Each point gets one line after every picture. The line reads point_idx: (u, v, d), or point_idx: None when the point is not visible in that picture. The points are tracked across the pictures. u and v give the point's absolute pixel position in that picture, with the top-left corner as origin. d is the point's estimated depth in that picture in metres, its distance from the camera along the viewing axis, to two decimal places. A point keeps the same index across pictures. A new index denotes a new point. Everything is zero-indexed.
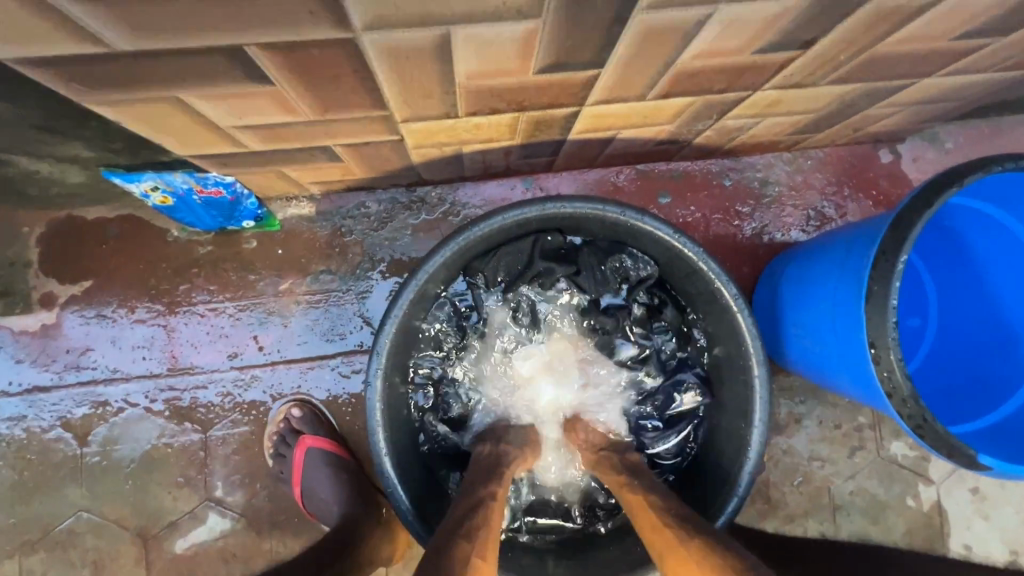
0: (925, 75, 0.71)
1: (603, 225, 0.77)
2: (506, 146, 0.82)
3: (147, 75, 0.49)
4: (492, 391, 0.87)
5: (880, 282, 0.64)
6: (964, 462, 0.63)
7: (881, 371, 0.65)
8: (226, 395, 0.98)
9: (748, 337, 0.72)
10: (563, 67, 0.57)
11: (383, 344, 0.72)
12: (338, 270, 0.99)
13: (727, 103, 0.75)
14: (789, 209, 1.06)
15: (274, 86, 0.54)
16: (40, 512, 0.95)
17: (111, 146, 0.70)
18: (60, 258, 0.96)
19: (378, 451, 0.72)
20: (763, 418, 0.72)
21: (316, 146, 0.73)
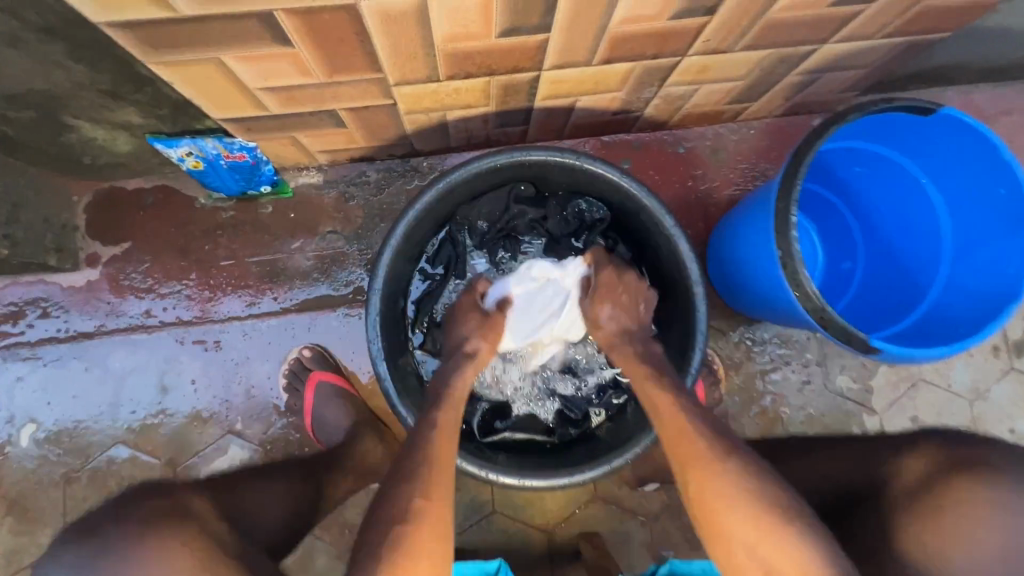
0: (822, 40, 0.87)
1: (563, 172, 0.92)
2: (483, 112, 0.98)
3: (200, 37, 0.66)
4: None
5: (784, 203, 0.79)
6: (861, 346, 0.77)
7: (789, 276, 0.79)
8: (246, 340, 1.12)
9: (687, 260, 0.87)
10: (518, 31, 0.73)
11: (381, 271, 0.86)
12: (343, 230, 1.15)
13: (662, 69, 0.91)
14: (736, 172, 1.21)
15: (295, 48, 0.70)
16: (83, 445, 1.08)
17: (159, 112, 0.86)
18: (103, 223, 1.11)
19: (379, 361, 0.84)
20: (703, 329, 0.86)
21: (325, 110, 0.89)
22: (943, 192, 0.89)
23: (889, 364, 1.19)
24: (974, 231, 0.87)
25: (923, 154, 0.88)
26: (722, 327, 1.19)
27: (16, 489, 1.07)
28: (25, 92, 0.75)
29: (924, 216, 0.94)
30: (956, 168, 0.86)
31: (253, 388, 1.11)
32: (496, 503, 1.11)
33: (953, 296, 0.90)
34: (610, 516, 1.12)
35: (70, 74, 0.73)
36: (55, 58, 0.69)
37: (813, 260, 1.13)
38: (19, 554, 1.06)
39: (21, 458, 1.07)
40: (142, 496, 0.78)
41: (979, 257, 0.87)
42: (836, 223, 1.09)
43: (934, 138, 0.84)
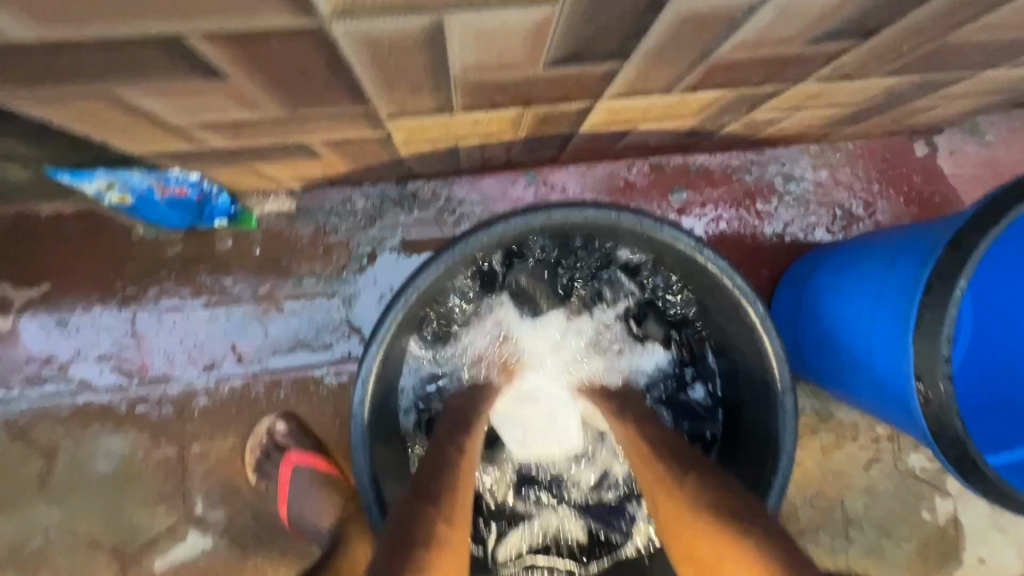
0: (989, 66, 0.62)
1: (616, 234, 0.69)
2: (508, 141, 0.73)
3: (69, 69, 0.40)
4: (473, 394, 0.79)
5: (931, 311, 0.57)
6: (1014, 507, 0.57)
7: (930, 411, 0.58)
8: (204, 407, 0.90)
9: (775, 363, 0.66)
10: (578, 60, 0.48)
11: (371, 369, 0.64)
12: (322, 272, 0.91)
13: (760, 96, 0.66)
14: (814, 206, 0.97)
15: (232, 82, 0.45)
16: (5, 535, 0.88)
17: (52, 143, 0.60)
18: (15, 259, 0.87)
19: (366, 489, 0.63)
20: (791, 459, 0.65)
21: (290, 144, 0.63)
22: None
23: None
24: None
25: None
26: None
27: None
28: None
29: None
30: None
31: (215, 467, 0.91)
32: None
33: None
34: None
35: None
36: None
37: None
38: None
39: None
40: None
41: None
42: None
43: None
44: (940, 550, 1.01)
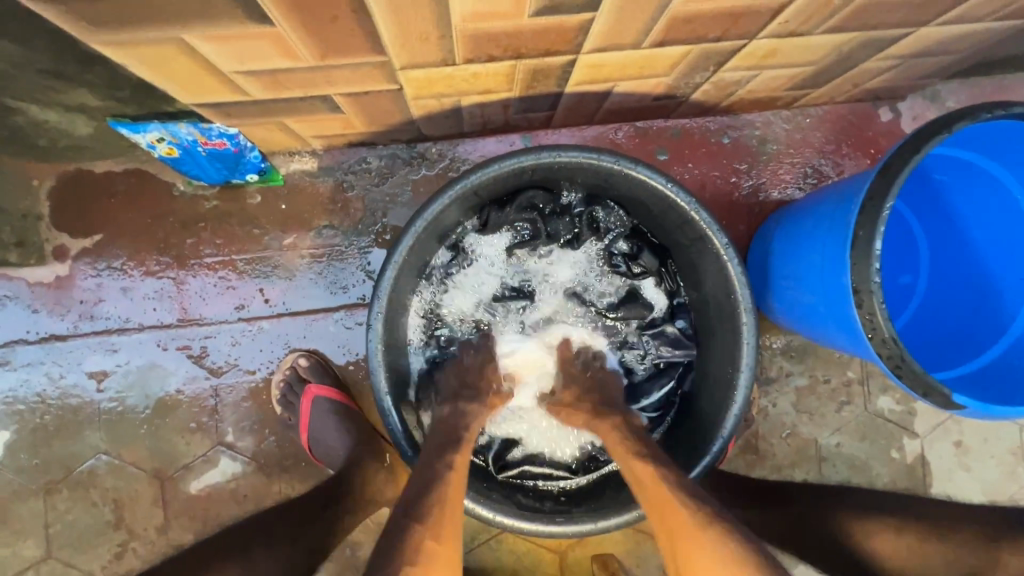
0: (921, 23, 0.72)
1: (597, 175, 0.79)
2: (504, 98, 0.83)
3: (152, 13, 0.51)
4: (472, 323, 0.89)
5: (864, 230, 0.66)
6: (940, 400, 0.66)
7: (864, 317, 0.67)
8: (235, 345, 1.01)
9: (736, 285, 0.75)
10: (557, 11, 0.58)
11: (384, 291, 0.75)
12: (341, 225, 1.02)
13: (722, 53, 0.76)
14: (786, 167, 1.06)
15: (276, 28, 0.55)
16: (60, 457, 1.00)
17: (119, 95, 0.72)
18: (72, 211, 0.99)
19: (381, 392, 0.74)
20: (750, 367, 0.75)
21: (317, 95, 0.74)
22: None
23: None
24: None
25: None
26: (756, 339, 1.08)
27: None
28: None
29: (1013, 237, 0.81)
30: None
31: (245, 399, 1.01)
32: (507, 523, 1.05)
33: None
34: (626, 538, 1.06)
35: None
36: None
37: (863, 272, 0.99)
38: None
39: None
40: None
41: None
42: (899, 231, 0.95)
43: None
44: (908, 487, 1.09)
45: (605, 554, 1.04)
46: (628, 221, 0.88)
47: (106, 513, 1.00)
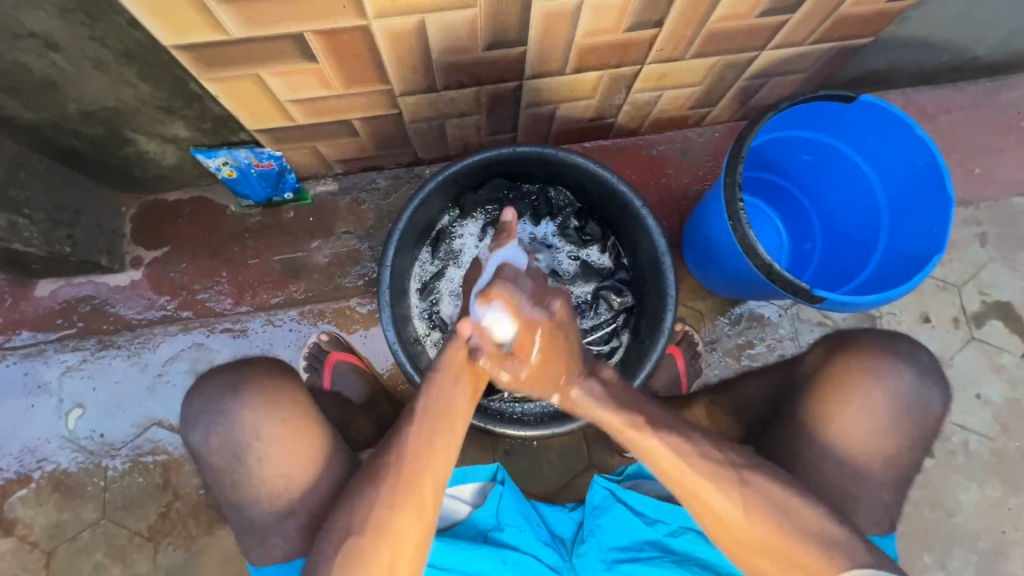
0: (759, 47, 1.03)
1: (545, 164, 1.05)
2: (476, 120, 1.14)
3: (243, 57, 0.82)
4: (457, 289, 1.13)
5: (732, 178, 0.93)
6: (806, 297, 0.89)
7: (741, 240, 0.92)
8: (269, 328, 1.25)
9: (656, 234, 0.98)
10: (499, 45, 0.89)
11: (389, 254, 0.99)
12: (355, 231, 1.29)
13: (627, 76, 1.07)
14: (705, 169, 1.35)
15: (319, 64, 0.87)
16: (123, 427, 1.20)
17: (203, 126, 1.02)
18: (146, 230, 1.26)
19: (388, 328, 0.97)
20: (673, 293, 0.97)
21: (341, 120, 1.05)
22: (874, 169, 1.03)
23: None
24: (903, 199, 1.01)
25: (854, 139, 1.02)
26: (698, 306, 1.31)
27: (61, 468, 1.18)
28: (98, 110, 0.92)
29: (864, 193, 1.07)
30: (883, 146, 0.99)
31: None
32: None
33: (889, 259, 1.03)
34: None
35: (136, 92, 0.90)
36: (126, 78, 0.86)
37: (778, 243, 1.24)
38: (62, 528, 1.16)
39: (70, 439, 1.19)
40: (175, 466, 0.87)
41: (910, 222, 1.00)
42: (793, 206, 1.21)
43: (859, 122, 0.98)
44: None
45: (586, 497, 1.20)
46: (574, 200, 1.14)
47: (157, 476, 1.18)
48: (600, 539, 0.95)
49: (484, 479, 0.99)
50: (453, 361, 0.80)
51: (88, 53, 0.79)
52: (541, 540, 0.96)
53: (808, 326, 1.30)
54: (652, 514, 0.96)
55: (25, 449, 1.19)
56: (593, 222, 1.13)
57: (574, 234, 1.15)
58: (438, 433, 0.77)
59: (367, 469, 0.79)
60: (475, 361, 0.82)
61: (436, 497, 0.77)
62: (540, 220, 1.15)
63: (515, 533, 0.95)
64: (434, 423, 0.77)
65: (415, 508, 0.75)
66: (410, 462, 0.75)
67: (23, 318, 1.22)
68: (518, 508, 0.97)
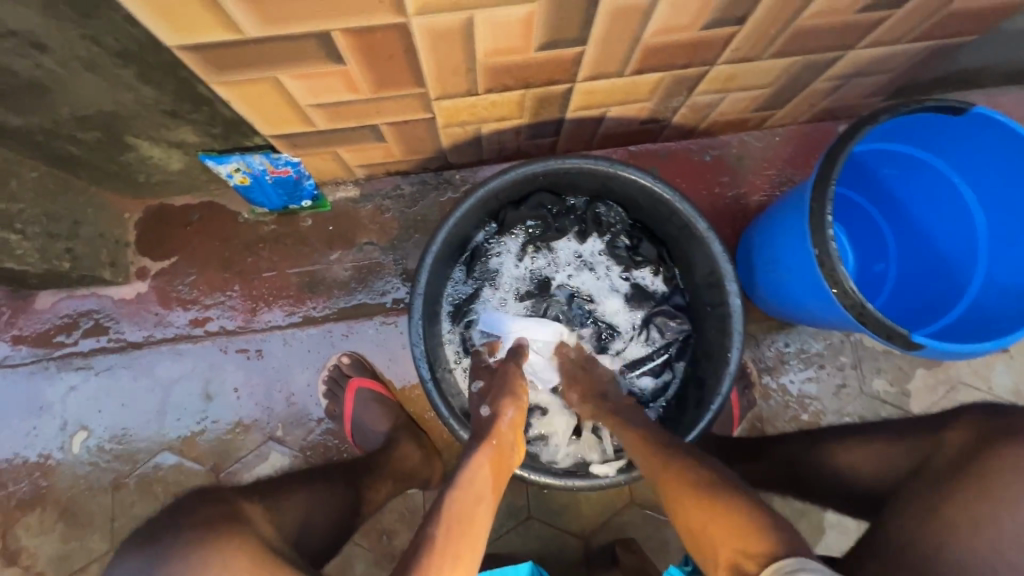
0: (847, 46, 0.90)
1: (597, 178, 0.93)
2: (516, 124, 1.01)
3: (258, 59, 0.70)
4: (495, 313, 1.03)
5: (818, 201, 0.80)
6: (901, 343, 0.78)
7: (827, 274, 0.80)
8: (286, 347, 1.16)
9: (721, 261, 0.87)
10: (555, 45, 0.77)
11: (422, 280, 0.88)
12: (379, 242, 1.18)
13: (691, 78, 0.93)
14: (763, 178, 1.22)
15: (345, 66, 0.74)
16: (131, 452, 1.12)
17: (212, 131, 0.90)
18: (152, 238, 1.15)
19: (420, 364, 0.87)
20: (741, 331, 0.86)
21: (367, 125, 0.93)
22: (971, 185, 0.91)
23: (925, 367, 1.18)
24: (1007, 225, 0.88)
25: (952, 151, 0.89)
26: (753, 331, 1.19)
27: (66, 494, 1.11)
28: (94, 114, 0.81)
29: (957, 215, 0.95)
30: (989, 161, 0.86)
31: (294, 395, 1.15)
32: (531, 508, 1.12)
33: (988, 292, 0.91)
34: (646, 523, 1.13)
35: (137, 95, 0.78)
36: (124, 80, 0.74)
37: (845, 262, 1.12)
38: (67, 560, 1.09)
39: (74, 464, 1.12)
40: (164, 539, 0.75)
41: (1014, 252, 0.87)
42: (866, 225, 1.08)
43: (963, 133, 0.85)
44: None
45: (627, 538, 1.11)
46: (625, 217, 1.02)
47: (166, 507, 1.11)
48: None
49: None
50: (479, 468, 0.73)
51: (78, 53, 0.68)
52: None
53: (873, 353, 1.19)
54: None
55: (29, 473, 1.11)
56: (647, 241, 1.02)
57: (624, 254, 1.03)
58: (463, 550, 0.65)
59: None
60: (500, 466, 0.76)
61: None
62: (587, 238, 1.03)
63: None
64: (458, 541, 0.66)
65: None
66: (434, 573, 0.62)
67: (23, 333, 1.13)
68: None
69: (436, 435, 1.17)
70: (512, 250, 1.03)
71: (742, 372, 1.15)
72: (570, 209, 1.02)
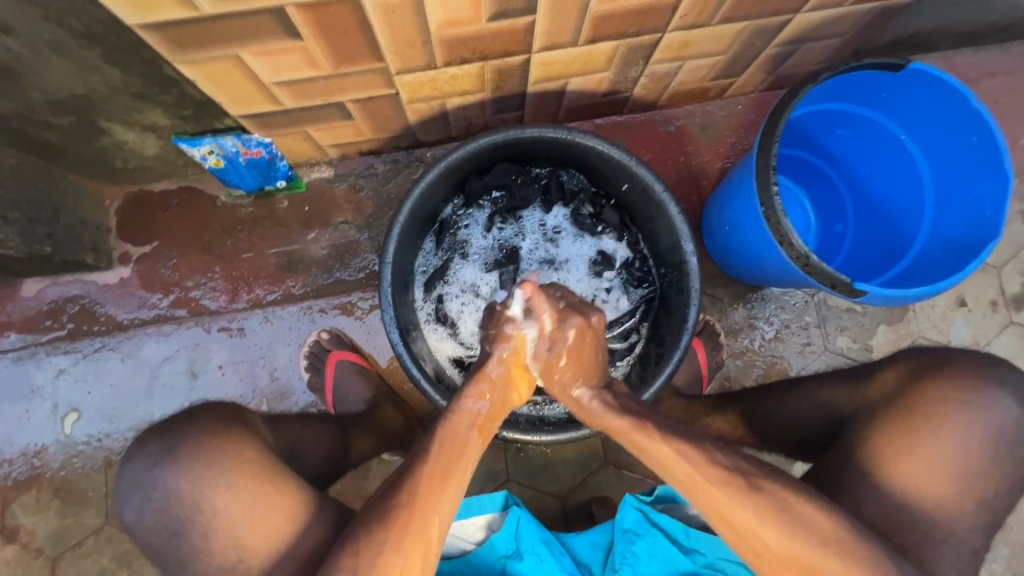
0: (793, 10, 0.93)
1: (557, 146, 0.96)
2: (480, 99, 1.04)
3: (218, 36, 0.73)
4: (466, 283, 1.06)
5: (764, 159, 0.84)
6: (845, 290, 0.81)
7: (774, 228, 0.84)
8: (269, 326, 1.20)
9: (676, 220, 0.91)
10: (505, 15, 0.80)
11: (390, 249, 0.91)
12: (354, 220, 1.21)
13: (645, 47, 0.97)
14: (727, 146, 1.26)
15: (304, 42, 0.78)
16: (122, 431, 1.16)
17: (183, 113, 0.93)
18: (133, 224, 1.18)
19: (390, 328, 0.90)
20: (697, 286, 0.90)
21: (333, 103, 0.96)
22: (916, 141, 0.94)
23: (887, 324, 1.22)
24: (951, 179, 0.92)
25: (897, 109, 0.93)
26: (721, 295, 1.23)
27: (60, 474, 1.15)
28: (65, 98, 0.84)
29: (906, 171, 0.98)
30: (932, 116, 0.90)
31: (277, 372, 1.19)
32: (510, 471, 1.17)
33: (935, 244, 0.95)
34: (621, 482, 1.17)
35: (105, 78, 0.81)
36: (91, 62, 0.77)
37: (806, 224, 1.16)
38: (64, 536, 1.13)
39: (66, 445, 1.15)
40: (147, 502, 0.78)
41: (958, 204, 0.91)
42: (825, 186, 1.12)
43: (905, 90, 0.88)
44: None
45: (602, 495, 1.15)
46: (588, 185, 1.05)
47: None
48: (636, 568, 0.90)
49: (496, 507, 0.97)
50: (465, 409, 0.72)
51: (44, 35, 0.71)
52: (565, 570, 0.91)
53: (836, 314, 1.23)
54: (687, 543, 0.92)
55: (23, 454, 1.15)
56: (610, 207, 1.05)
57: (588, 221, 1.07)
58: (449, 473, 0.71)
59: (368, 503, 0.73)
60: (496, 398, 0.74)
61: (443, 532, 0.71)
62: (551, 207, 1.07)
63: (537, 562, 0.91)
64: (444, 464, 0.71)
65: (425, 544, 0.69)
66: (426, 496, 0.69)
67: (11, 319, 1.16)
68: (538, 532, 0.93)
69: (416, 405, 1.21)
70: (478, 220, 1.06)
71: (709, 334, 1.19)
72: (534, 180, 1.06)
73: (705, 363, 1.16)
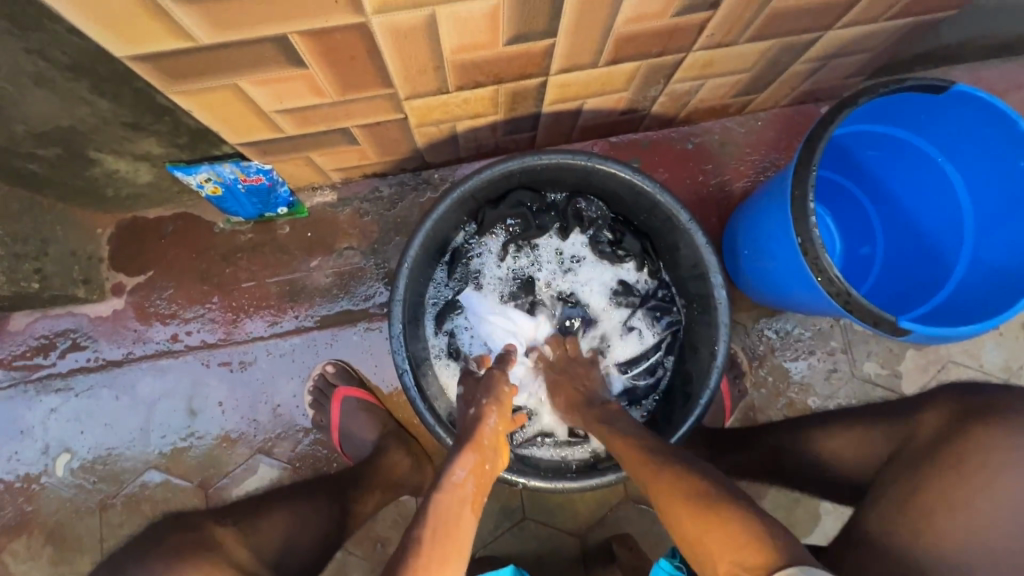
0: (826, 27, 0.87)
1: (575, 173, 0.90)
2: (492, 121, 0.99)
3: (215, 66, 0.67)
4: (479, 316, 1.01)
5: (800, 188, 0.79)
6: (889, 329, 0.76)
7: (811, 262, 0.79)
8: (271, 359, 1.14)
9: (704, 252, 0.85)
10: (524, 39, 0.74)
11: (401, 285, 0.86)
12: (359, 246, 1.16)
13: (668, 66, 0.91)
14: (747, 163, 1.21)
15: (308, 70, 0.72)
16: (117, 472, 1.10)
17: (178, 142, 0.87)
18: (127, 253, 1.12)
19: (402, 370, 0.85)
20: (727, 323, 0.84)
21: (337, 129, 0.91)
22: (955, 164, 0.89)
23: (915, 348, 1.18)
24: (993, 205, 0.87)
25: (935, 130, 0.88)
26: (743, 320, 1.18)
27: (53, 518, 1.09)
28: (51, 131, 0.78)
29: (942, 195, 0.93)
30: (973, 139, 0.85)
31: (280, 407, 1.13)
32: (526, 509, 1.12)
33: (976, 273, 0.90)
34: (641, 518, 1.12)
35: (93, 109, 0.76)
36: (78, 93, 0.72)
37: (832, 247, 1.11)
38: None
39: (58, 488, 1.10)
40: None
41: (1002, 232, 0.86)
42: (852, 208, 1.07)
43: (946, 112, 0.84)
44: None
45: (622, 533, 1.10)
46: (607, 211, 1.00)
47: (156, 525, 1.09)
48: None
49: None
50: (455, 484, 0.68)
51: (25, 68, 0.65)
52: None
53: (862, 338, 1.18)
54: None
55: (13, 498, 1.09)
56: (631, 234, 1.00)
57: (607, 249, 1.01)
58: (449, 559, 0.61)
59: None
60: (483, 472, 0.72)
61: None
62: (569, 234, 1.01)
63: None
64: (445, 548, 0.62)
65: None
66: None
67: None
68: None
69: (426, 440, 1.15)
70: (492, 248, 1.01)
71: (732, 362, 1.14)
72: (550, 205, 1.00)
73: (728, 394, 1.11)
